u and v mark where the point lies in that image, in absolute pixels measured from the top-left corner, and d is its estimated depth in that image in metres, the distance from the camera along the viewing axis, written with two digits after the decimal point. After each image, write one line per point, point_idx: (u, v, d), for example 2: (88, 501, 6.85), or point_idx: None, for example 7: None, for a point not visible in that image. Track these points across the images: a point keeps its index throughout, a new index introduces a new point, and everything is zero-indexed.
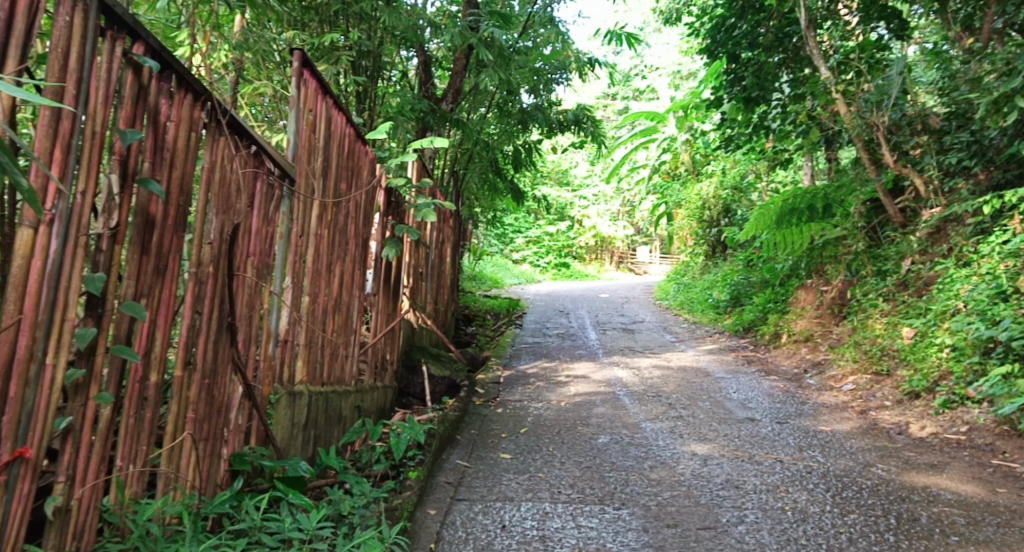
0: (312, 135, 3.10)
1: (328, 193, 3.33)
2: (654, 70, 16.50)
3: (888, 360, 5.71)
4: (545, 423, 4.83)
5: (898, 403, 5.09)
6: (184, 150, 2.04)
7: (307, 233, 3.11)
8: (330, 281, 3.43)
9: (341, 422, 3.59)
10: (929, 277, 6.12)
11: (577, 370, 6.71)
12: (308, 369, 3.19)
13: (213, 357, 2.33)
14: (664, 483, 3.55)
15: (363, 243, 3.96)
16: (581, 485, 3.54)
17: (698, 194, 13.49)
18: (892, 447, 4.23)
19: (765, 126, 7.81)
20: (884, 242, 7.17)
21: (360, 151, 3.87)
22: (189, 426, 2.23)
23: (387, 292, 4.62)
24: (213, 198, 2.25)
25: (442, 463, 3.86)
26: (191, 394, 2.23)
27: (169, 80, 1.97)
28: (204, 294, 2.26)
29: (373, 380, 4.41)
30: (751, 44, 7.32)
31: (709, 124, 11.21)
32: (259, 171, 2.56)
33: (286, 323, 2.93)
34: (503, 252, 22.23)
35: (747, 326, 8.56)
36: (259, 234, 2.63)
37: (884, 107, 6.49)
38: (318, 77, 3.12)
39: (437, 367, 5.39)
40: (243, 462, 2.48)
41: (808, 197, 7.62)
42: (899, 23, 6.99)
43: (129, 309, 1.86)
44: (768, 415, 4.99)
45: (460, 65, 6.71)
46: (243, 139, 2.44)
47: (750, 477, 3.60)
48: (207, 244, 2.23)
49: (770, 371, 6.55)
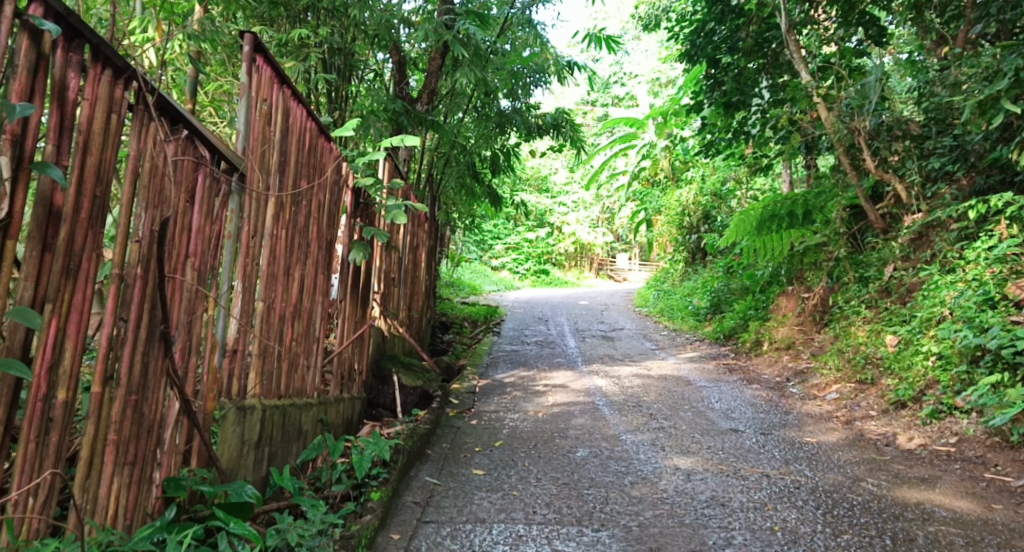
0: (266, 127, 2.86)
1: (285, 190, 3.08)
2: (633, 76, 16.45)
3: (872, 368, 5.55)
4: (521, 436, 4.60)
5: (884, 413, 4.92)
6: (102, 134, 1.83)
7: (260, 234, 2.87)
8: (289, 286, 3.19)
9: (301, 438, 3.34)
10: (913, 284, 5.97)
11: (555, 379, 6.49)
12: (263, 382, 2.95)
13: (143, 371, 2.12)
14: (647, 502, 3.34)
15: (328, 246, 3.72)
16: (557, 504, 3.31)
17: (677, 200, 13.38)
18: (881, 460, 4.04)
19: (744, 132, 7.66)
20: (865, 248, 7.03)
21: (325, 147, 3.63)
22: (110, 449, 2.02)
23: (354, 297, 4.36)
24: (140, 191, 2.05)
25: (409, 480, 3.62)
26: (113, 413, 2.02)
27: (81, 52, 1.75)
28: (130, 297, 2.05)
29: (339, 391, 4.15)
30: (731, 49, 7.19)
31: (688, 130, 11.13)
32: (200, 163, 2.34)
33: (234, 331, 2.69)
34: (482, 258, 22.02)
35: (727, 334, 8.41)
36: (201, 232, 2.40)
37: (865, 112, 6.24)
38: (273, 64, 2.89)
39: (408, 376, 5.13)
40: (178, 488, 2.26)
41: (788, 202, 7.58)
42: (878, 30, 6.79)
43: (17, 316, 1.59)
44: (752, 426, 4.81)
45: (434, 66, 6.50)
46: (178, 124, 2.21)
47: (736, 494, 3.40)
48: (133, 243, 2.03)
49: (751, 379, 6.39)
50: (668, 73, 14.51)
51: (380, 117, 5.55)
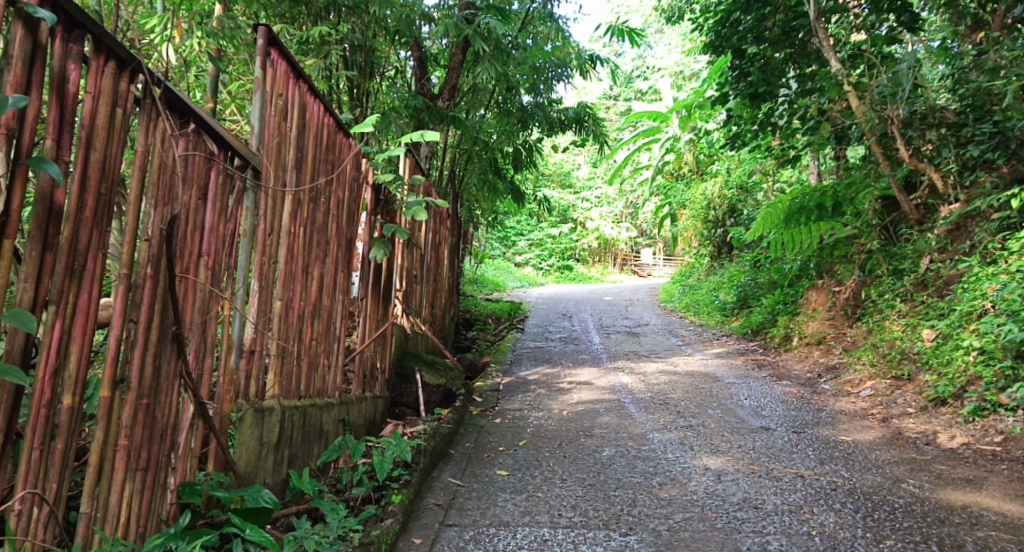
0: (282, 122, 2.79)
1: (303, 187, 3.00)
2: (656, 71, 16.28)
3: (909, 364, 5.38)
4: (546, 435, 4.51)
5: (922, 410, 4.76)
6: (106, 129, 1.82)
7: (278, 232, 2.80)
8: (307, 285, 3.11)
9: (322, 439, 3.27)
10: (950, 276, 5.77)
11: (580, 376, 6.39)
12: (282, 383, 2.89)
13: (155, 373, 2.10)
14: (676, 504, 3.23)
15: (348, 244, 3.64)
16: (583, 507, 3.21)
17: (703, 194, 13.16)
18: (921, 460, 3.89)
19: (771, 123, 7.45)
20: (899, 241, 6.80)
21: (343, 143, 3.56)
22: (120, 455, 2.00)
23: (375, 295, 4.28)
24: (148, 187, 2.02)
25: (432, 481, 3.54)
26: (123, 417, 2.00)
27: (81, 42, 1.73)
28: (139, 299, 2.02)
29: (361, 390, 4.08)
30: (757, 39, 6.97)
31: (713, 123, 10.96)
32: (213, 159, 2.29)
33: (251, 331, 2.63)
34: (506, 255, 21.94)
35: (755, 329, 8.26)
36: (215, 231, 2.34)
37: (898, 100, 6.11)
38: (288, 59, 2.82)
39: (431, 375, 5.05)
40: (194, 493, 2.24)
41: (816, 195, 7.38)
42: (910, 16, 6.58)
43: (14, 318, 1.58)
44: (783, 424, 4.67)
45: (455, 61, 6.47)
46: (187, 119, 2.16)
47: (769, 496, 3.28)
48: (143, 242, 2.01)
49: (781, 375, 6.24)
50: (692, 67, 14.52)
51: (401, 114, 5.48)
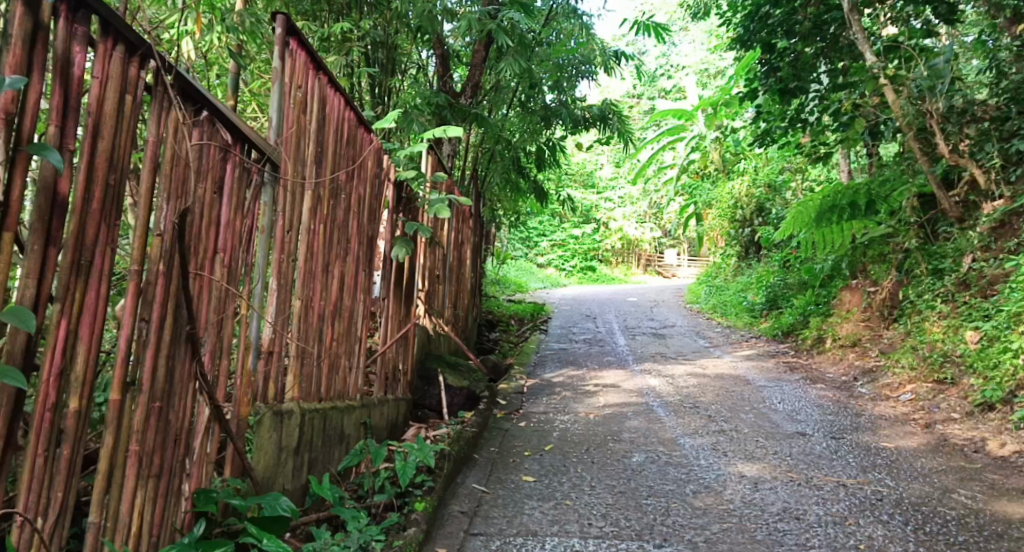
0: (301, 115, 2.68)
1: (323, 182, 2.90)
2: (680, 69, 16.07)
3: (951, 367, 5.18)
4: (573, 439, 4.37)
5: (968, 416, 4.56)
6: (114, 116, 1.71)
7: (297, 229, 2.69)
8: (328, 284, 3.00)
9: (342, 443, 3.16)
10: (995, 275, 5.57)
11: (606, 378, 6.24)
12: (302, 385, 2.78)
13: (168, 375, 1.99)
14: (712, 513, 3.07)
15: (369, 242, 3.53)
16: (614, 516, 3.07)
17: (729, 193, 12.87)
18: (971, 468, 3.70)
19: (801, 120, 7.23)
20: (939, 239, 6.59)
21: (364, 139, 3.44)
22: (132, 461, 1.89)
23: (397, 294, 4.17)
24: (160, 178, 1.90)
25: (456, 488, 3.42)
26: (135, 421, 1.89)
27: (87, 23, 1.62)
28: (152, 297, 1.91)
29: (383, 392, 3.96)
30: (788, 33, 6.72)
31: (740, 121, 10.75)
32: (229, 151, 2.18)
33: (269, 332, 2.51)
34: (528, 256, 21.79)
35: (786, 330, 8.05)
36: (231, 227, 2.23)
37: (937, 93, 5.84)
38: (307, 49, 2.70)
39: (453, 377, 4.93)
40: (209, 501, 2.10)
41: (849, 192, 7.12)
42: (948, 7, 6.26)
43: (12, 316, 1.48)
44: (820, 430, 4.49)
45: (479, 58, 6.27)
46: (201, 108, 2.05)
47: (811, 506, 3.11)
48: (156, 237, 1.90)
49: (815, 378, 6.05)
50: (717, 64, 14.30)
51: (422, 112, 5.34)
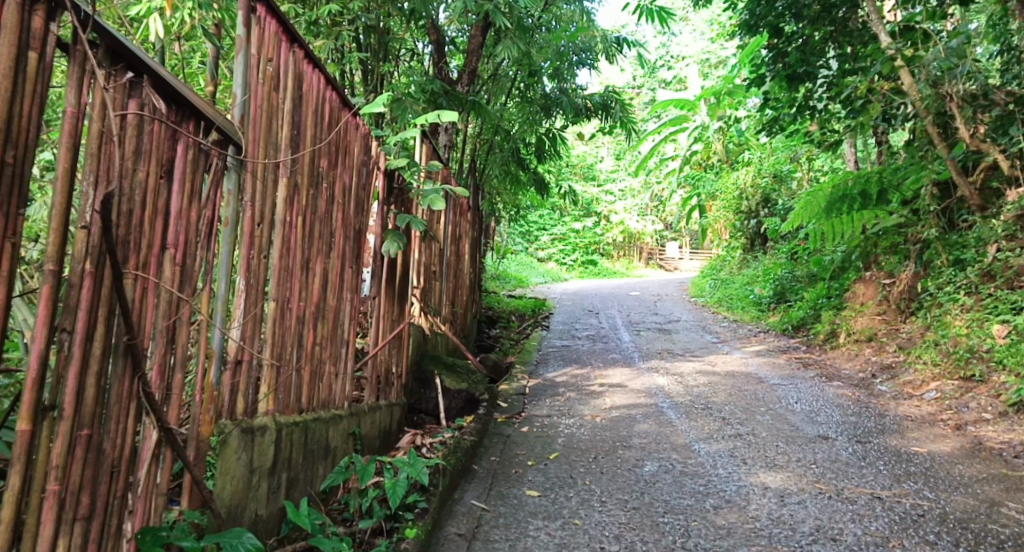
0: (273, 93, 2.36)
1: (301, 169, 2.58)
2: (682, 60, 15.74)
3: (979, 363, 4.87)
4: (579, 445, 4.06)
5: (1001, 416, 4.25)
6: (10, 79, 1.41)
7: (270, 221, 2.37)
8: (309, 283, 2.69)
9: (327, 458, 2.85)
10: (1021, 266, 5.27)
11: (612, 377, 5.91)
12: (279, 397, 2.47)
13: (99, 396, 1.67)
14: (737, 533, 2.77)
15: (356, 236, 3.21)
16: (629, 538, 2.77)
17: (734, 183, 12.58)
18: (1014, 476, 3.40)
19: (810, 107, 6.79)
20: (960, 228, 6.25)
21: (349, 123, 3.11)
22: (50, 503, 1.58)
23: (388, 291, 3.84)
24: (85, 159, 1.60)
25: (453, 506, 3.11)
26: (54, 454, 1.59)
27: None
28: (75, 303, 1.60)
29: (374, 397, 3.64)
30: (796, 16, 6.24)
31: (744, 110, 10.38)
32: (177, 129, 1.86)
33: (236, 340, 2.21)
34: (528, 250, 21.01)
35: (796, 325, 7.71)
36: (184, 217, 1.91)
37: (957, 75, 5.44)
38: (278, 17, 2.38)
39: (451, 378, 4.60)
40: (156, 542, 1.77)
41: (860, 180, 6.79)
42: None
43: None
44: (844, 433, 4.18)
45: (475, 43, 5.83)
46: (137, 73, 1.73)
47: (847, 524, 2.81)
48: (80, 229, 1.60)
49: (831, 376, 5.73)
50: (719, 53, 14.00)
51: (417, 99, 4.96)
